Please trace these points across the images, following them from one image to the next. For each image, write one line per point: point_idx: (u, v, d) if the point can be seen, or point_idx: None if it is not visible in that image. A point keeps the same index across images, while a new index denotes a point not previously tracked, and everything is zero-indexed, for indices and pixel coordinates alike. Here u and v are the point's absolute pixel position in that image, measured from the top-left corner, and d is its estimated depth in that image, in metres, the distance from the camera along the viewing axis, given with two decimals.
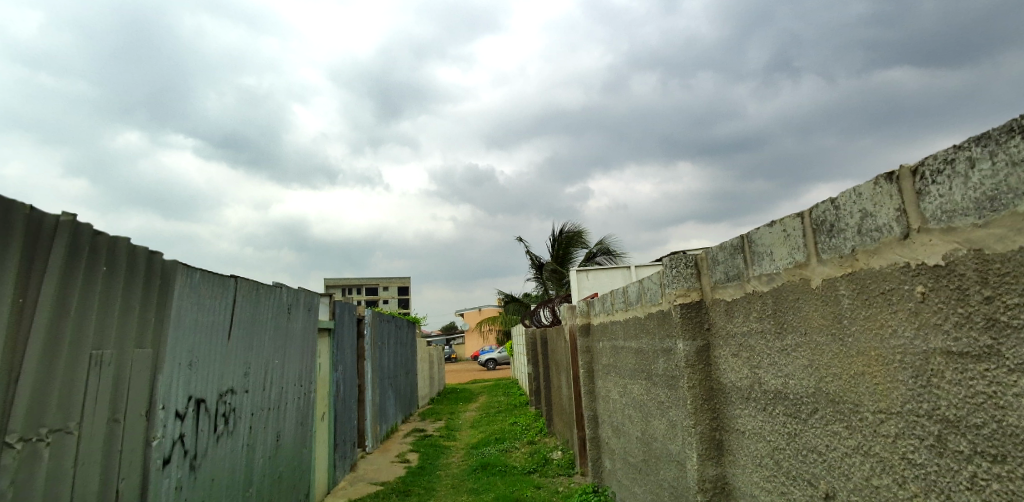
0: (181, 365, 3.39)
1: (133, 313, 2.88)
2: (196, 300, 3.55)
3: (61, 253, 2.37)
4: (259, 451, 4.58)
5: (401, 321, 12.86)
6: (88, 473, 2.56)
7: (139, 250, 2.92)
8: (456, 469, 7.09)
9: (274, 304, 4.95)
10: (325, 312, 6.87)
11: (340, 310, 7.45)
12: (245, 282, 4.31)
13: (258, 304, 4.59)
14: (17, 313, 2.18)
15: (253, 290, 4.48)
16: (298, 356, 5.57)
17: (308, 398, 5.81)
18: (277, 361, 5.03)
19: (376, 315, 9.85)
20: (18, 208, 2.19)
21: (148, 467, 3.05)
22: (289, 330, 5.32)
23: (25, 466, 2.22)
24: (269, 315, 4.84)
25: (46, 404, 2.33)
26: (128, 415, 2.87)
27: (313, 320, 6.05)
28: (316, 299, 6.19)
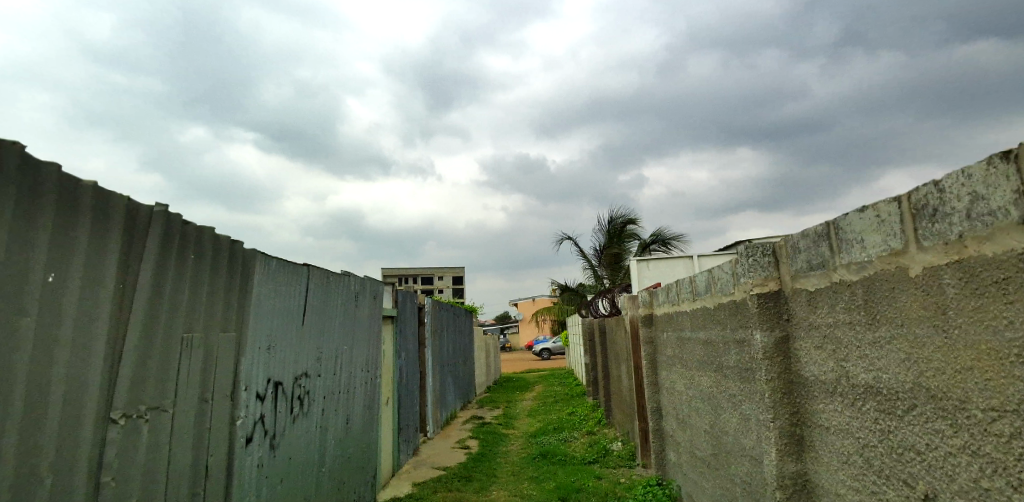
0: (260, 348, 3.55)
1: (218, 298, 3.05)
2: (273, 288, 3.71)
3: (155, 242, 2.52)
4: (331, 432, 4.78)
5: (459, 311, 13.11)
6: (181, 447, 2.77)
7: (223, 240, 3.07)
8: (516, 456, 7.17)
9: (344, 292, 5.12)
10: (388, 300, 7.08)
11: (403, 299, 7.65)
12: (318, 269, 4.49)
13: (329, 292, 4.76)
14: (119, 297, 2.34)
15: (326, 279, 4.67)
16: (365, 343, 5.74)
17: (375, 383, 6.01)
18: (347, 347, 5.21)
19: (435, 304, 10.07)
20: (117, 198, 2.33)
21: (232, 444, 3.24)
22: (357, 317, 5.49)
23: (129, 440, 2.41)
24: (339, 303, 5.01)
25: (145, 383, 2.51)
26: (216, 395, 3.06)
27: (379, 306, 6.22)
28: (380, 288, 6.36)
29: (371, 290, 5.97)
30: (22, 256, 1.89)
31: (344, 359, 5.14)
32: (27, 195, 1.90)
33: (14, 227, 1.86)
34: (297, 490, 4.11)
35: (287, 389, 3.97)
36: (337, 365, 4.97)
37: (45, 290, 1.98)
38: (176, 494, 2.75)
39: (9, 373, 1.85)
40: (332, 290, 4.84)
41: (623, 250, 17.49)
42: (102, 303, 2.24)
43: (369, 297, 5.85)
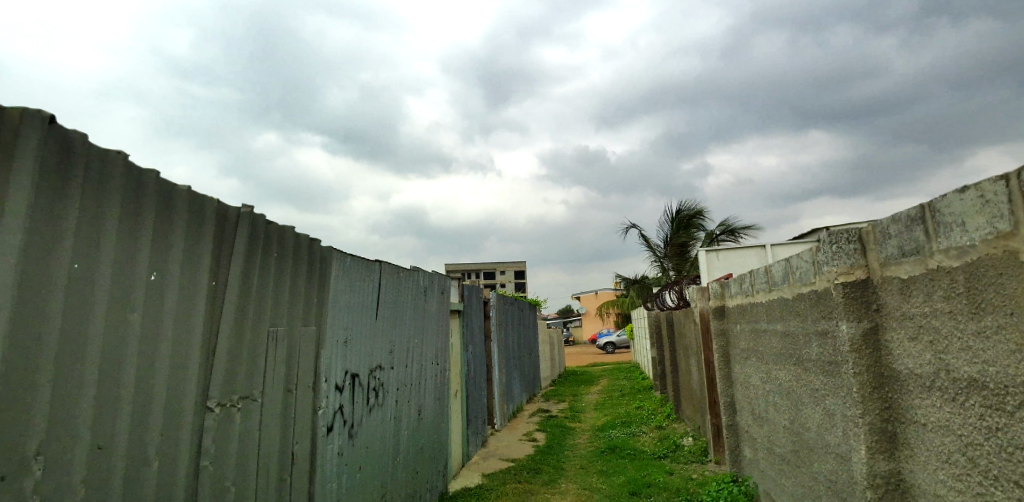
0: (338, 342, 3.73)
1: (299, 293, 3.24)
2: (349, 284, 3.88)
3: (242, 241, 2.70)
4: (405, 423, 4.95)
5: (524, 305, 13.22)
6: (269, 434, 2.97)
7: (302, 237, 3.25)
8: (584, 450, 7.15)
9: (413, 287, 5.28)
10: (455, 295, 7.24)
11: (469, 293, 7.80)
12: (388, 265, 4.65)
13: (400, 287, 4.92)
14: (213, 293, 2.53)
15: (397, 274, 4.83)
16: (434, 336, 5.89)
17: (444, 376, 6.16)
18: (417, 340, 5.38)
19: (500, 298, 10.20)
20: (209, 201, 2.51)
21: (314, 433, 3.44)
22: (427, 311, 5.64)
23: (224, 426, 2.61)
24: (409, 298, 5.17)
25: (237, 375, 2.70)
26: (299, 385, 3.25)
27: (447, 301, 6.37)
28: (447, 283, 6.50)
29: (439, 285, 6.12)
30: (131, 256, 2.07)
31: (415, 352, 5.30)
32: (134, 200, 2.08)
33: (124, 230, 2.03)
34: (374, 477, 4.30)
35: (363, 381, 4.15)
36: (408, 358, 5.13)
37: (149, 287, 2.16)
38: (264, 478, 2.94)
39: (121, 364, 2.03)
40: (403, 285, 5.00)
41: (691, 240, 17.01)
42: (198, 299, 2.42)
43: (437, 291, 6.00)
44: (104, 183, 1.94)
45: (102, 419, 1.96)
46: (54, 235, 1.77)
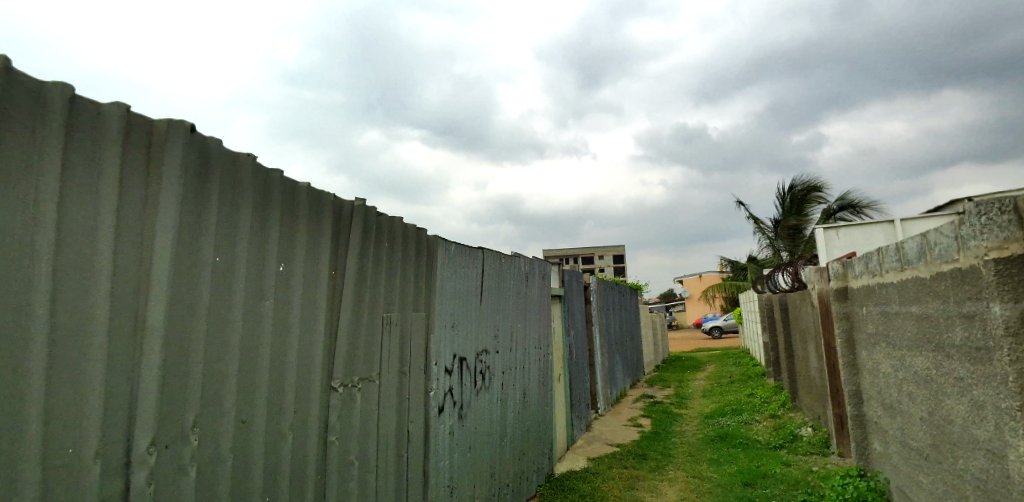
0: (446, 327, 3.93)
1: (409, 280, 3.46)
2: (454, 271, 4.07)
3: (357, 232, 2.93)
4: (510, 405, 5.11)
5: (625, 289, 13.04)
6: (387, 413, 3.22)
7: (409, 228, 3.46)
8: (691, 437, 6.95)
9: (515, 273, 5.40)
10: (555, 280, 7.31)
11: (569, 278, 7.84)
12: (491, 252, 4.79)
13: (502, 273, 5.05)
14: (333, 281, 2.77)
15: (500, 261, 4.97)
16: (537, 321, 6.00)
17: (547, 360, 6.26)
18: (521, 325, 5.51)
19: (601, 283, 10.14)
20: (327, 196, 2.74)
21: (428, 413, 3.67)
22: (529, 297, 5.75)
23: (347, 405, 2.87)
24: (512, 284, 5.30)
25: (356, 358, 2.94)
26: (412, 368, 3.48)
27: (548, 286, 6.44)
28: (548, 268, 6.57)
29: (541, 270, 6.21)
30: (262, 250, 2.31)
31: (518, 336, 5.44)
32: (262, 199, 2.32)
33: (255, 227, 2.28)
34: (484, 456, 4.50)
35: (471, 364, 4.33)
36: (512, 343, 5.27)
37: (279, 279, 2.41)
38: (384, 453, 3.20)
39: (257, 348, 2.30)
40: (505, 271, 5.13)
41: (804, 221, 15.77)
42: (320, 288, 2.66)
43: (538, 277, 6.09)
44: (238, 184, 2.19)
45: (244, 397, 2.23)
46: (198, 233, 2.00)
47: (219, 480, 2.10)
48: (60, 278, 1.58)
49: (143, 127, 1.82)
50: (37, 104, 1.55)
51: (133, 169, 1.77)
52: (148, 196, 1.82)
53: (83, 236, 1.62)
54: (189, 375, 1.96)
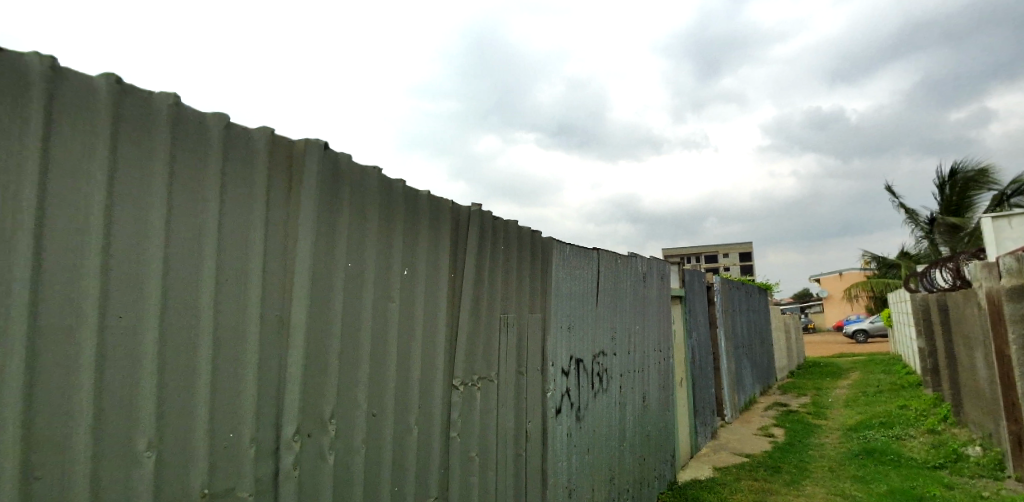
0: (562, 328, 3.97)
1: (525, 282, 3.55)
2: (569, 272, 4.10)
3: (474, 236, 3.06)
4: (630, 409, 5.01)
5: (753, 289, 12.20)
6: (506, 412, 3.32)
7: (523, 231, 3.56)
8: (833, 451, 6.32)
9: (632, 273, 5.29)
10: (675, 280, 7.05)
11: (691, 278, 7.51)
12: (607, 253, 4.75)
13: (619, 274, 4.98)
14: (453, 283, 2.93)
15: (615, 261, 4.90)
16: (656, 322, 5.83)
17: (669, 363, 6.05)
18: (639, 326, 5.38)
19: (726, 282, 9.58)
20: (446, 203, 2.90)
21: (545, 413, 3.73)
22: (647, 298, 5.60)
23: (468, 402, 3.01)
24: (629, 284, 5.20)
25: (475, 357, 3.08)
26: (529, 368, 3.57)
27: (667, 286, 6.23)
28: (668, 268, 6.35)
29: (659, 270, 6.01)
30: (388, 255, 2.51)
31: (637, 338, 5.32)
32: (387, 207, 2.51)
33: (382, 234, 2.48)
34: (603, 459, 4.47)
35: (588, 366, 4.33)
36: (630, 345, 5.17)
37: (403, 282, 2.60)
38: (503, 450, 3.31)
39: (386, 347, 2.50)
40: (622, 272, 5.05)
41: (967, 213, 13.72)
42: (440, 290, 2.83)
43: (656, 276, 5.91)
44: (366, 194, 2.40)
45: (375, 393, 2.44)
46: (333, 242, 2.22)
47: (354, 468, 2.31)
48: (223, 286, 1.83)
49: (285, 147, 2.06)
50: (202, 132, 1.78)
51: (277, 187, 2.01)
52: (290, 210, 2.06)
53: (240, 248, 1.88)
54: (327, 371, 2.19)
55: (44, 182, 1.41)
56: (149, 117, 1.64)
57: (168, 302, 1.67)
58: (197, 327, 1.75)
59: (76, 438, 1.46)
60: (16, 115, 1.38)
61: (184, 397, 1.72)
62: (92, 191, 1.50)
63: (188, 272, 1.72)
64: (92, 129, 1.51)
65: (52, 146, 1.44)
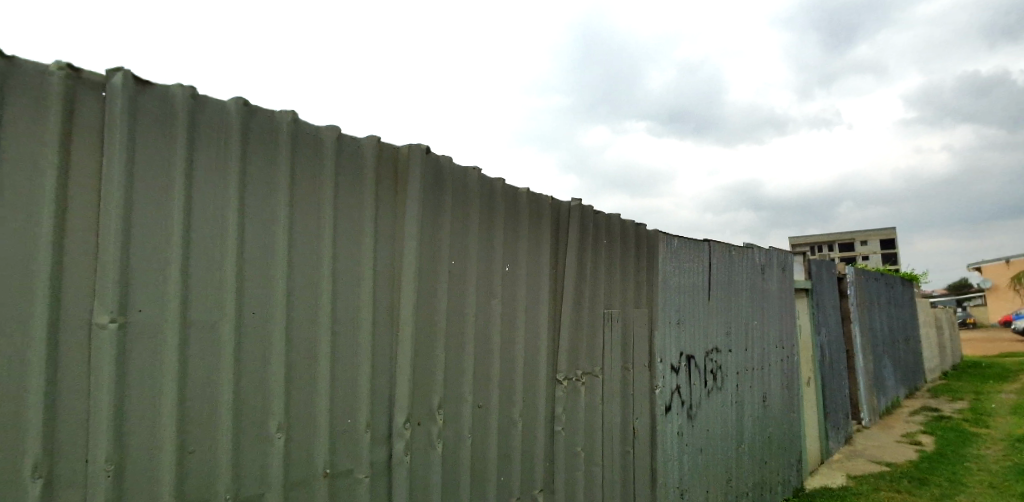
0: (671, 323, 3.84)
1: (630, 276, 3.48)
2: (678, 265, 3.95)
3: (576, 231, 3.05)
4: (748, 409, 4.72)
5: (895, 280, 10.91)
6: (612, 408, 3.28)
7: (627, 224, 3.48)
8: (999, 464, 5.48)
9: (749, 265, 4.97)
10: (799, 271, 6.51)
11: (818, 268, 6.89)
12: (719, 244, 4.50)
13: (734, 266, 4.71)
14: (555, 278, 2.95)
15: (730, 253, 4.63)
16: (778, 317, 5.43)
17: (793, 361, 5.61)
18: (758, 322, 5.04)
19: (861, 273, 8.66)
20: (546, 199, 2.92)
21: (654, 411, 3.63)
22: (767, 291, 5.23)
23: (573, 397, 3.02)
24: (745, 277, 4.90)
25: (579, 353, 3.08)
26: (636, 364, 3.49)
27: (790, 278, 5.77)
28: (790, 259, 5.88)
29: (780, 261, 5.58)
30: (490, 252, 2.59)
31: (755, 333, 5.00)
32: (489, 206, 2.59)
33: (483, 231, 2.57)
34: (718, 461, 4.25)
35: (699, 362, 4.15)
36: (748, 341, 4.87)
37: (506, 278, 2.67)
38: (610, 447, 3.27)
39: (490, 341, 2.58)
40: (737, 264, 4.77)
41: None
42: (543, 286, 2.86)
43: (777, 268, 5.50)
44: (468, 194, 2.49)
45: (480, 385, 2.52)
46: (438, 241, 2.34)
47: (461, 457, 2.41)
48: (340, 284, 2.00)
49: (391, 154, 2.19)
50: (317, 145, 1.95)
51: (385, 191, 2.15)
52: (397, 212, 2.20)
53: (353, 248, 2.04)
54: (435, 363, 2.31)
55: (190, 194, 1.63)
56: (273, 133, 1.83)
57: (292, 298, 1.85)
58: (317, 321, 1.92)
59: (219, 417, 1.67)
60: (168, 138, 1.61)
61: (307, 384, 1.90)
62: (227, 201, 1.71)
63: (308, 270, 1.91)
64: (226, 147, 1.72)
65: (196, 163, 1.66)
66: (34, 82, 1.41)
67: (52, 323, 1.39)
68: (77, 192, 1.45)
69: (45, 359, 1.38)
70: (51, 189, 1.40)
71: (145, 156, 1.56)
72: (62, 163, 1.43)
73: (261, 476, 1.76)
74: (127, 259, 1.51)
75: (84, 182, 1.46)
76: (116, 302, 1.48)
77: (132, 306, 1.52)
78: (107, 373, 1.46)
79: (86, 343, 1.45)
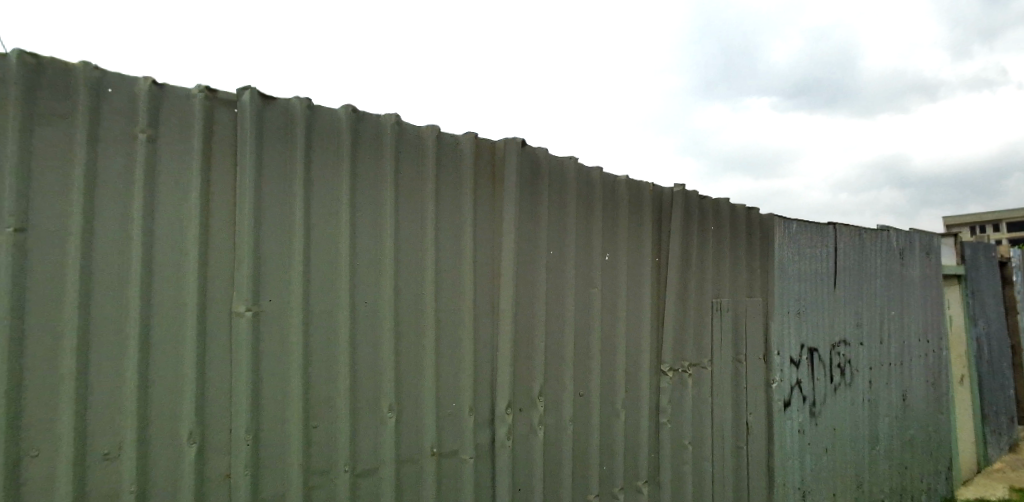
0: (790, 313, 3.59)
1: (741, 264, 3.30)
2: (797, 251, 3.66)
3: (680, 218, 2.95)
4: (884, 408, 4.28)
5: None
6: (723, 401, 3.14)
7: (737, 209, 3.30)
8: None
9: (884, 249, 4.48)
10: (949, 256, 5.74)
11: (974, 252, 6.02)
12: (847, 227, 4.11)
13: (865, 251, 4.27)
14: (657, 267, 2.88)
15: (860, 236, 4.19)
16: (921, 307, 4.84)
17: (941, 357, 4.98)
18: (895, 312, 4.54)
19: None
20: (647, 186, 2.85)
21: (771, 406, 3.42)
22: (907, 277, 4.69)
23: (679, 388, 2.94)
24: (880, 263, 4.42)
25: (686, 343, 2.98)
26: (749, 357, 3.31)
27: (937, 264, 5.11)
28: (937, 241, 5.20)
29: (924, 244, 4.95)
30: (589, 242, 2.59)
31: (892, 325, 4.50)
32: (587, 196, 2.59)
33: (582, 221, 2.57)
34: (847, 463, 3.91)
35: (824, 356, 3.83)
36: (883, 333, 4.40)
37: (606, 268, 2.65)
38: (721, 442, 3.14)
39: (590, 330, 2.58)
40: (870, 249, 4.32)
41: None
42: (645, 275, 2.80)
43: (920, 252, 4.89)
44: (565, 185, 2.50)
45: (581, 375, 2.54)
46: (536, 233, 2.38)
47: (564, 445, 2.45)
48: (443, 275, 2.11)
49: (489, 149, 2.27)
50: (419, 145, 2.07)
51: (484, 186, 2.24)
52: (495, 206, 2.27)
53: (454, 242, 2.15)
54: (535, 352, 2.36)
55: (308, 197, 1.81)
56: (378, 137, 1.97)
57: (400, 289, 1.99)
58: (423, 311, 2.05)
59: (338, 396, 1.85)
60: (288, 147, 1.79)
61: (414, 369, 2.03)
62: (340, 201, 1.87)
63: (412, 264, 2.04)
64: (338, 152, 1.88)
65: (313, 168, 1.84)
66: (182, 105, 1.65)
67: (201, 311, 1.63)
68: (217, 198, 1.68)
69: (197, 341, 1.61)
70: (197, 197, 1.63)
71: (271, 164, 1.76)
72: (204, 174, 1.65)
73: (375, 451, 1.93)
74: (259, 256, 1.72)
75: (223, 190, 1.68)
76: (250, 292, 1.69)
77: (264, 297, 1.72)
78: (245, 355, 1.67)
79: (229, 328, 1.68)
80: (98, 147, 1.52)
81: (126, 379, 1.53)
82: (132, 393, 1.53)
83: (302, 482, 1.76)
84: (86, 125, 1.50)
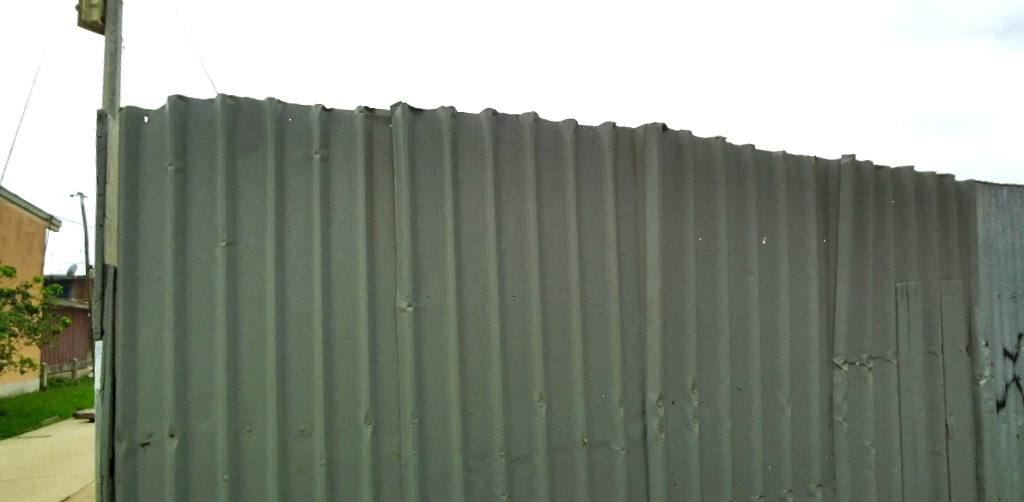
0: (1002, 297, 3.00)
1: (933, 241, 2.83)
2: (1010, 223, 3.05)
3: (850, 193, 2.61)
4: None
5: None
6: (914, 399, 2.74)
7: (926, 178, 2.83)
8: None
9: None
10: None
11: None
12: None
13: None
14: (825, 249, 2.59)
15: None
16: None
17: None
18: None
19: None
20: (809, 161, 2.57)
21: (980, 406, 2.90)
22: None
23: (856, 384, 2.62)
24: None
25: (863, 333, 2.65)
26: (947, 349, 2.84)
27: None
28: None
29: None
30: (742, 226, 2.41)
31: None
32: (738, 177, 2.41)
33: (734, 205, 2.40)
34: None
35: None
36: None
37: (763, 253, 2.45)
38: (913, 446, 2.73)
39: (748, 321, 2.40)
40: None
41: None
42: (810, 259, 2.54)
43: None
44: (712, 168, 2.36)
45: (739, 368, 2.38)
46: (683, 219, 2.27)
47: (722, 441, 2.32)
48: (587, 268, 2.12)
49: (628, 137, 2.21)
50: (557, 139, 2.09)
51: (625, 175, 2.19)
52: (638, 195, 2.22)
53: (596, 233, 2.14)
54: (687, 344, 2.26)
55: (457, 198, 1.92)
56: (518, 136, 2.03)
57: (545, 283, 2.03)
58: (569, 303, 2.07)
59: (491, 386, 1.95)
60: (437, 154, 1.92)
61: (562, 360, 2.06)
62: (486, 200, 1.96)
63: (556, 257, 2.07)
64: (482, 154, 1.97)
65: (460, 171, 1.95)
66: (347, 125, 1.85)
67: (372, 308, 1.81)
68: (380, 206, 1.85)
69: (369, 335, 1.80)
70: (363, 205, 1.81)
71: (423, 171, 1.90)
72: (368, 185, 1.84)
73: (528, 438, 2.00)
74: (416, 256, 1.87)
75: (383, 198, 1.86)
76: (411, 290, 1.84)
77: (423, 294, 1.87)
78: (409, 347, 1.84)
79: (394, 323, 1.85)
80: (285, 169, 1.77)
81: (315, 368, 1.76)
82: (320, 380, 1.76)
83: (463, 464, 1.88)
84: (275, 151, 1.75)
